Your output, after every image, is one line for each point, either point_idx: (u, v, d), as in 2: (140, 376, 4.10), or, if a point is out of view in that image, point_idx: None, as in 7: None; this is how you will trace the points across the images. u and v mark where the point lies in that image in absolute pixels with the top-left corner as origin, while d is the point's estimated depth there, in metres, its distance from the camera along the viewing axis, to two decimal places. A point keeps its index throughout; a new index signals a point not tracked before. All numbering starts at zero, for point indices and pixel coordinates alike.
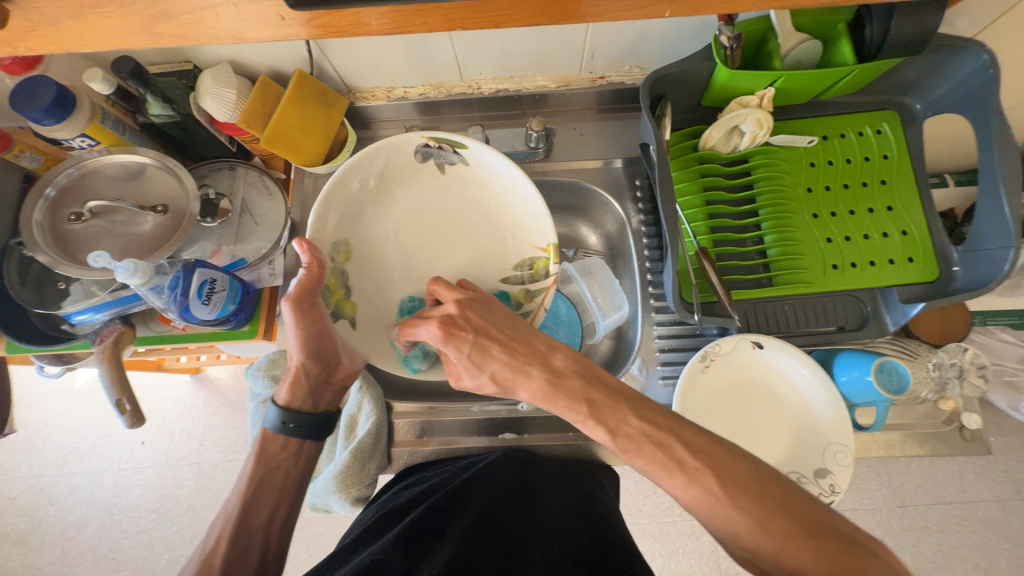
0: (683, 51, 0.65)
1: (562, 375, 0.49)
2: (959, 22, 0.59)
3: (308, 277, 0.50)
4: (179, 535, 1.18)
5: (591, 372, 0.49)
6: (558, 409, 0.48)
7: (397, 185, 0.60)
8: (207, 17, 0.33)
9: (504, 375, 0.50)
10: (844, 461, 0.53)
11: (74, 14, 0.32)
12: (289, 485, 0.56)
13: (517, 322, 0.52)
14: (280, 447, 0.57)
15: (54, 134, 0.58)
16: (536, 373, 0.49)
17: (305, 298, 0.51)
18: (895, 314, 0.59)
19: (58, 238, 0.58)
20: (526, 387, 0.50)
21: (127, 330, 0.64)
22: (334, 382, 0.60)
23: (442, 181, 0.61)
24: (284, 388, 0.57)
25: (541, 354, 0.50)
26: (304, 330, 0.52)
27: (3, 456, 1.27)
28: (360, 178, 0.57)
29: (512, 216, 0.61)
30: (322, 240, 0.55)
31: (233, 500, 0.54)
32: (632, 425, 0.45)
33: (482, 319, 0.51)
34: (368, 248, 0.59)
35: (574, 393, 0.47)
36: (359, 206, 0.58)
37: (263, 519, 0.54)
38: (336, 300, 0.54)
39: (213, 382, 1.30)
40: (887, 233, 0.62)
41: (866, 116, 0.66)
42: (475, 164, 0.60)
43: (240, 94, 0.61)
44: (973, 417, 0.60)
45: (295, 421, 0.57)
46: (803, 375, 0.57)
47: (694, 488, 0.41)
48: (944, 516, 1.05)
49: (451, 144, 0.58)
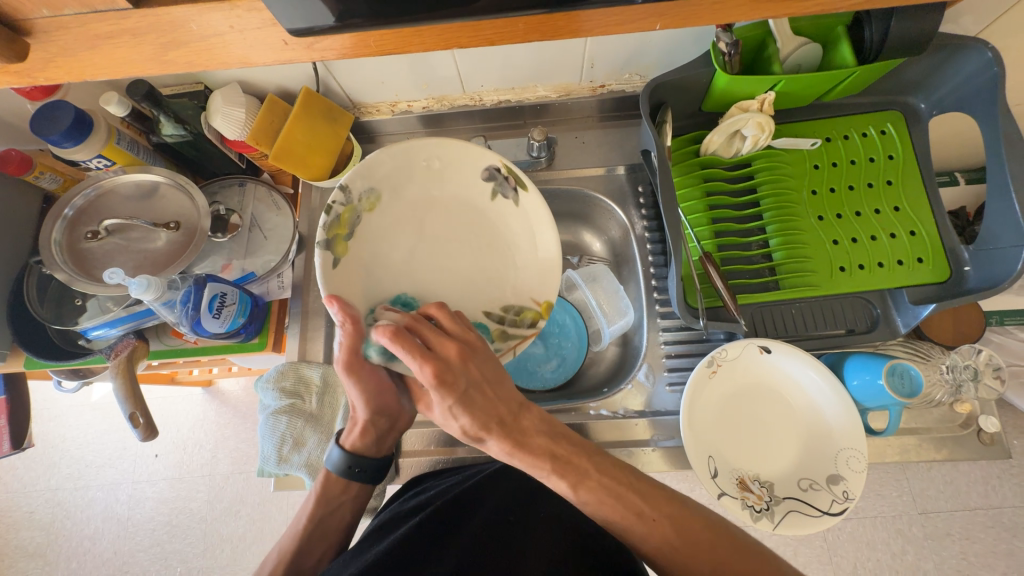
0: (681, 58, 0.66)
1: (527, 435, 0.47)
2: (960, 22, 0.59)
3: (350, 335, 0.47)
4: (192, 548, 1.19)
5: (556, 431, 0.48)
6: (519, 463, 0.47)
7: (448, 179, 0.59)
8: (215, 44, 0.34)
9: (473, 428, 0.47)
10: (858, 467, 0.52)
11: (89, 45, 0.33)
12: (341, 528, 0.58)
13: (504, 376, 0.48)
14: (341, 490, 0.58)
15: (72, 155, 0.60)
16: (506, 431, 0.46)
17: (355, 359, 0.49)
18: (906, 316, 0.59)
19: (76, 257, 0.60)
20: (495, 440, 0.46)
21: (141, 344, 0.65)
22: (397, 430, 0.59)
23: (484, 207, 0.60)
24: (353, 434, 0.56)
25: (513, 414, 0.47)
26: (364, 386, 0.51)
27: (21, 469, 1.29)
28: (424, 156, 0.57)
29: (526, 248, 0.60)
30: (361, 179, 0.54)
31: (292, 537, 0.57)
32: (592, 476, 0.46)
33: (475, 372, 0.46)
34: (393, 212, 0.58)
35: (539, 451, 0.46)
36: (408, 175, 0.57)
37: (313, 561, 0.56)
38: (335, 234, 0.53)
39: (225, 394, 1.32)
40: (895, 234, 0.61)
41: (869, 117, 0.66)
42: (528, 206, 0.58)
43: (249, 112, 0.62)
44: (992, 421, 0.58)
45: (361, 464, 0.56)
46: (811, 378, 0.56)
47: (654, 534, 0.44)
48: (967, 522, 1.01)
49: (517, 181, 0.58)
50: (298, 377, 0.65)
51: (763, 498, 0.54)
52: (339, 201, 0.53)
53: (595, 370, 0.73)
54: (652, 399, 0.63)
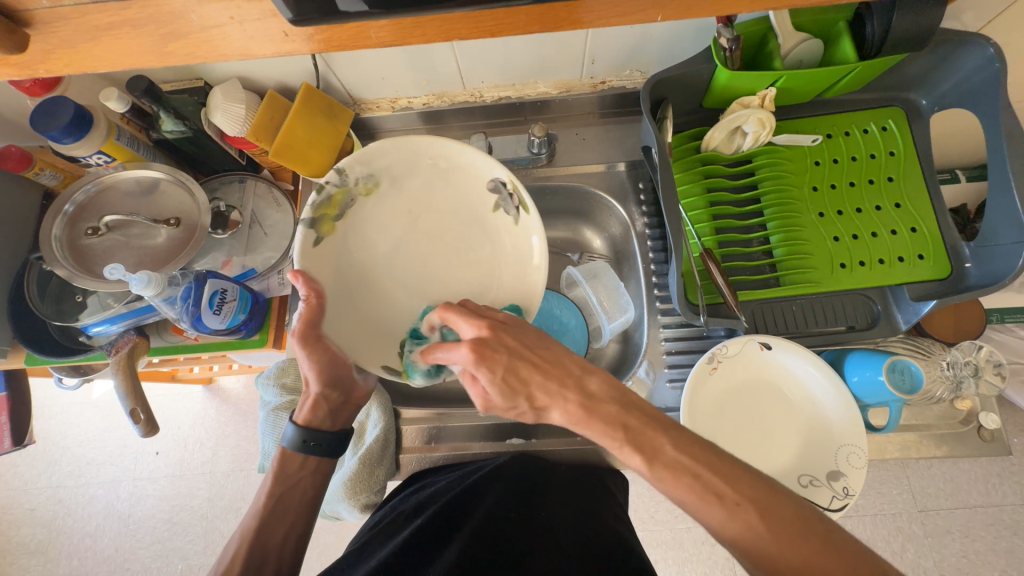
0: (682, 55, 0.65)
1: (595, 400, 0.44)
2: (962, 17, 0.59)
3: (308, 308, 0.50)
4: (193, 545, 1.19)
5: (628, 399, 0.44)
6: (592, 436, 0.44)
7: (453, 183, 0.59)
8: (215, 36, 0.34)
9: (538, 398, 0.45)
10: (857, 463, 0.52)
11: (90, 36, 0.33)
12: (304, 504, 0.55)
13: (550, 344, 0.47)
14: (299, 465, 0.56)
15: (72, 151, 0.60)
16: (570, 395, 0.44)
17: (310, 330, 0.51)
18: (907, 313, 0.59)
19: (76, 253, 0.60)
20: (560, 409, 0.45)
21: (141, 340, 0.65)
22: (353, 404, 0.58)
23: (483, 218, 0.59)
24: (304, 408, 0.55)
25: (575, 377, 0.45)
26: (319, 359, 0.52)
27: (23, 467, 1.29)
28: (433, 155, 0.57)
29: (517, 275, 0.58)
30: (362, 164, 0.56)
31: (251, 518, 0.53)
32: (668, 453, 0.41)
33: (516, 340, 0.46)
34: (389, 203, 0.58)
35: (610, 419, 0.43)
36: (413, 169, 0.58)
37: (279, 539, 0.53)
38: (324, 214, 0.55)
39: (225, 392, 1.32)
40: (896, 231, 0.61)
41: (870, 113, 0.66)
42: (525, 230, 0.57)
43: (249, 108, 0.63)
44: (992, 417, 0.58)
45: (316, 438, 0.55)
46: (812, 375, 0.56)
47: (736, 522, 0.38)
48: (967, 520, 1.02)
49: (521, 201, 0.57)
50: (298, 373, 0.65)
51: None
52: (333, 183, 0.55)
53: None
54: (652, 396, 0.63)
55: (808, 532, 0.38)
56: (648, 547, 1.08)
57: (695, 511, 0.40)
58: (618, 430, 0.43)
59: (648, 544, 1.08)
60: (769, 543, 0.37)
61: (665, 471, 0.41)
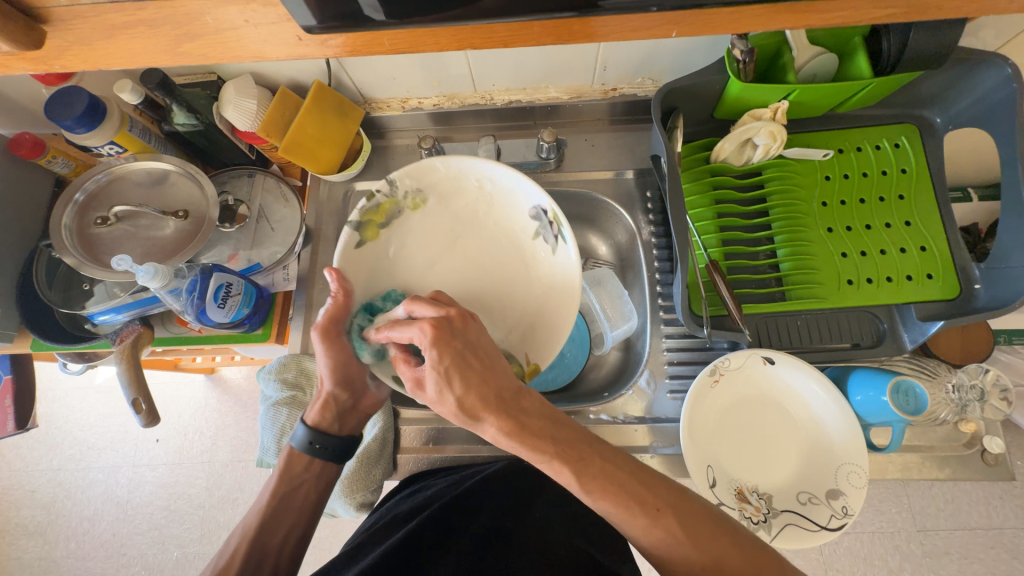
0: (694, 64, 0.65)
1: (527, 416, 0.43)
2: (981, 35, 0.58)
3: (335, 305, 0.51)
4: (189, 533, 1.20)
5: (557, 419, 0.44)
6: (521, 452, 0.43)
7: (497, 206, 0.59)
8: (229, 38, 0.34)
9: (470, 402, 0.43)
10: (858, 483, 0.52)
11: (106, 34, 0.33)
12: (306, 506, 0.55)
13: (498, 359, 0.46)
14: (304, 467, 0.56)
15: (85, 141, 0.60)
16: (505, 409, 0.43)
17: (333, 327, 0.52)
18: (913, 332, 0.58)
19: (84, 241, 0.61)
20: (494, 418, 0.43)
21: (146, 330, 0.65)
22: (360, 410, 0.59)
23: (522, 245, 0.59)
24: (315, 408, 0.56)
25: (512, 394, 0.45)
26: (333, 358, 0.53)
27: (25, 449, 1.31)
28: (480, 176, 0.58)
29: (544, 304, 0.57)
30: (412, 178, 0.57)
31: (254, 518, 0.54)
32: (595, 463, 0.42)
33: (472, 339, 0.46)
34: (433, 219, 0.59)
35: (539, 434, 0.42)
36: (460, 189, 0.59)
37: (279, 538, 0.53)
38: (370, 219, 0.56)
39: (227, 382, 1.33)
40: (905, 249, 0.61)
41: (883, 129, 0.65)
42: (562, 261, 0.57)
43: (260, 104, 0.63)
44: (997, 441, 0.58)
45: (322, 442, 0.56)
46: (816, 395, 0.56)
47: (657, 529, 0.39)
48: (967, 541, 1.00)
49: (560, 229, 0.55)
50: (299, 369, 0.65)
51: (761, 510, 0.53)
52: (383, 192, 0.56)
53: (596, 374, 0.73)
54: (652, 407, 0.63)
55: (721, 539, 0.39)
56: (641, 555, 1.08)
57: (620, 520, 0.41)
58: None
59: (642, 552, 1.07)
60: (688, 548, 0.39)
61: (593, 483, 0.41)
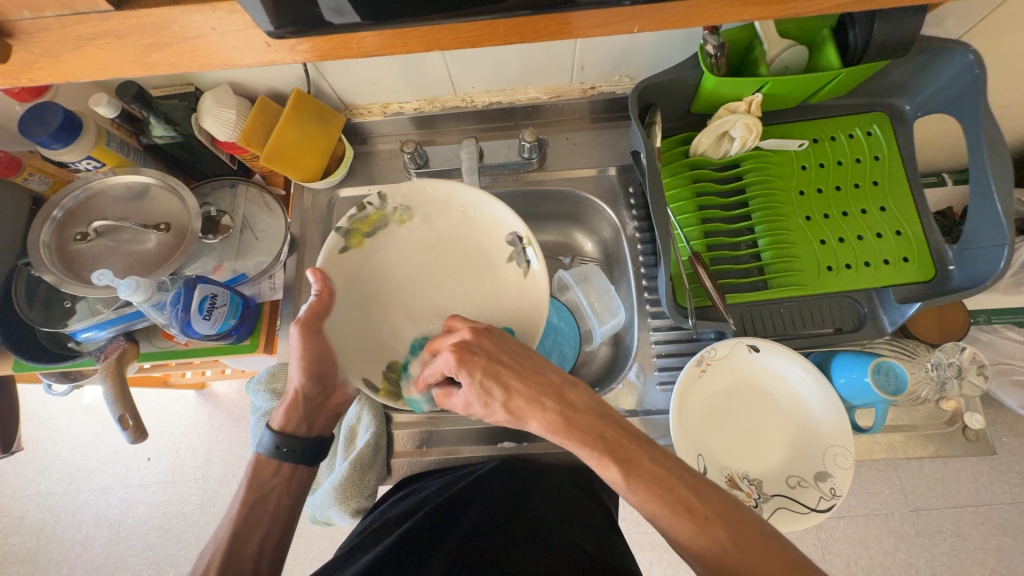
0: (669, 61, 0.66)
1: (575, 409, 0.45)
2: (944, 24, 0.60)
3: (319, 302, 0.52)
4: (184, 551, 1.18)
5: (604, 413, 0.46)
6: (569, 445, 0.45)
7: (478, 227, 0.59)
8: (198, 46, 0.34)
9: (516, 404, 0.46)
10: (845, 464, 0.53)
11: (73, 46, 0.33)
12: (279, 513, 0.55)
13: (531, 354, 0.49)
14: (273, 473, 0.55)
15: (61, 157, 0.60)
16: (549, 404, 0.45)
17: (315, 321, 0.52)
18: (892, 315, 0.59)
19: (64, 258, 0.60)
20: (539, 417, 0.45)
21: (131, 346, 0.64)
22: (329, 407, 0.58)
23: (495, 266, 0.59)
24: (280, 412, 0.55)
25: (555, 388, 0.46)
26: (308, 351, 0.52)
27: (12, 474, 1.28)
28: (467, 203, 0.58)
29: (510, 321, 0.57)
30: (402, 194, 0.58)
31: (224, 528, 0.52)
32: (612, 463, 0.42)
33: (496, 347, 0.47)
34: (418, 235, 0.59)
35: (588, 430, 0.44)
36: (446, 211, 0.59)
37: (254, 547, 0.51)
38: (357, 228, 0.56)
39: (218, 397, 1.32)
40: (881, 234, 0.62)
41: (855, 118, 0.67)
42: (534, 284, 0.56)
43: (239, 113, 0.63)
44: (976, 417, 0.59)
45: (289, 445, 0.55)
46: (800, 378, 0.57)
47: (705, 536, 0.39)
48: (958, 519, 1.03)
49: (534, 256, 0.56)
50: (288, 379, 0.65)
51: (752, 495, 0.54)
52: (374, 204, 0.57)
53: (588, 370, 0.73)
54: (643, 399, 0.64)
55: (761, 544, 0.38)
56: (642, 549, 1.08)
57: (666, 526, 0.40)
58: (608, 441, 0.44)
59: (642, 546, 1.08)
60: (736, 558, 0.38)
61: (640, 483, 0.42)
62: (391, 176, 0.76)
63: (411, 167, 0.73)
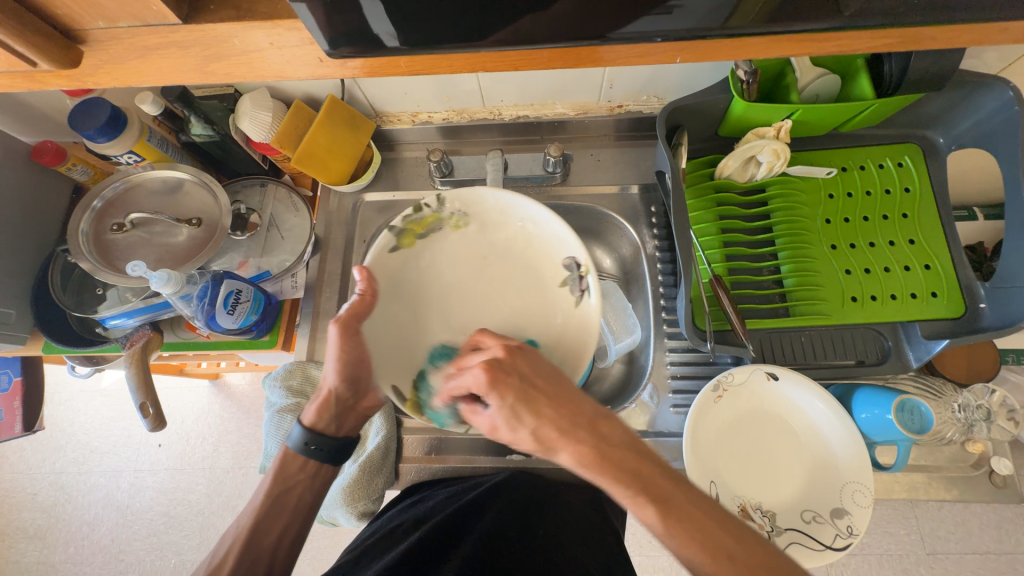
0: (699, 84, 0.67)
1: (609, 443, 0.43)
2: (984, 58, 0.59)
3: (359, 303, 0.51)
4: (188, 540, 1.20)
5: (639, 448, 0.43)
6: (601, 483, 0.42)
7: (534, 243, 0.60)
8: (253, 58, 0.35)
9: (545, 433, 0.43)
10: (863, 502, 0.51)
11: (137, 55, 0.34)
12: (302, 504, 0.55)
13: (563, 378, 0.47)
14: (299, 468, 0.56)
15: (105, 150, 0.62)
16: (581, 436, 0.43)
17: (352, 322, 0.51)
18: (918, 351, 0.58)
19: (100, 247, 0.62)
20: (571, 449, 0.43)
21: (155, 335, 0.67)
22: (359, 409, 0.58)
23: (546, 286, 0.59)
24: (313, 408, 0.55)
25: (589, 419, 0.44)
26: (345, 353, 0.52)
27: (29, 452, 1.31)
28: (524, 217, 0.59)
29: (556, 343, 0.57)
30: (461, 201, 0.59)
31: (248, 517, 0.53)
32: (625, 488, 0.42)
33: (529, 368, 0.46)
34: (471, 242, 0.60)
35: (619, 464, 0.41)
36: (503, 223, 0.60)
37: (273, 538, 0.53)
38: (410, 228, 0.58)
39: (230, 388, 1.34)
40: (909, 267, 0.61)
41: (888, 149, 0.66)
42: (584, 312, 0.57)
43: (275, 117, 0.65)
44: (1004, 463, 0.56)
45: (317, 443, 0.55)
46: (822, 411, 0.55)
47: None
48: (978, 566, 0.98)
49: (588, 285, 0.57)
50: (304, 377, 0.66)
51: (765, 527, 0.53)
52: (431, 207, 0.59)
53: (600, 387, 0.72)
54: (655, 420, 0.63)
55: None
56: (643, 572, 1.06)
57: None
58: (643, 478, 0.41)
59: (644, 569, 1.06)
60: None
61: (675, 527, 0.39)
62: (415, 183, 0.77)
63: (436, 175, 0.73)
